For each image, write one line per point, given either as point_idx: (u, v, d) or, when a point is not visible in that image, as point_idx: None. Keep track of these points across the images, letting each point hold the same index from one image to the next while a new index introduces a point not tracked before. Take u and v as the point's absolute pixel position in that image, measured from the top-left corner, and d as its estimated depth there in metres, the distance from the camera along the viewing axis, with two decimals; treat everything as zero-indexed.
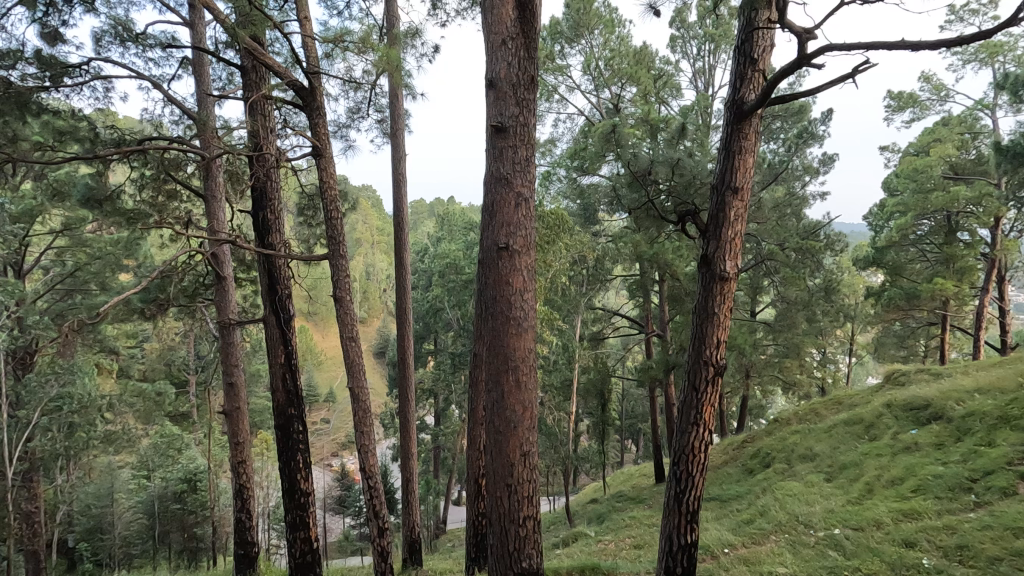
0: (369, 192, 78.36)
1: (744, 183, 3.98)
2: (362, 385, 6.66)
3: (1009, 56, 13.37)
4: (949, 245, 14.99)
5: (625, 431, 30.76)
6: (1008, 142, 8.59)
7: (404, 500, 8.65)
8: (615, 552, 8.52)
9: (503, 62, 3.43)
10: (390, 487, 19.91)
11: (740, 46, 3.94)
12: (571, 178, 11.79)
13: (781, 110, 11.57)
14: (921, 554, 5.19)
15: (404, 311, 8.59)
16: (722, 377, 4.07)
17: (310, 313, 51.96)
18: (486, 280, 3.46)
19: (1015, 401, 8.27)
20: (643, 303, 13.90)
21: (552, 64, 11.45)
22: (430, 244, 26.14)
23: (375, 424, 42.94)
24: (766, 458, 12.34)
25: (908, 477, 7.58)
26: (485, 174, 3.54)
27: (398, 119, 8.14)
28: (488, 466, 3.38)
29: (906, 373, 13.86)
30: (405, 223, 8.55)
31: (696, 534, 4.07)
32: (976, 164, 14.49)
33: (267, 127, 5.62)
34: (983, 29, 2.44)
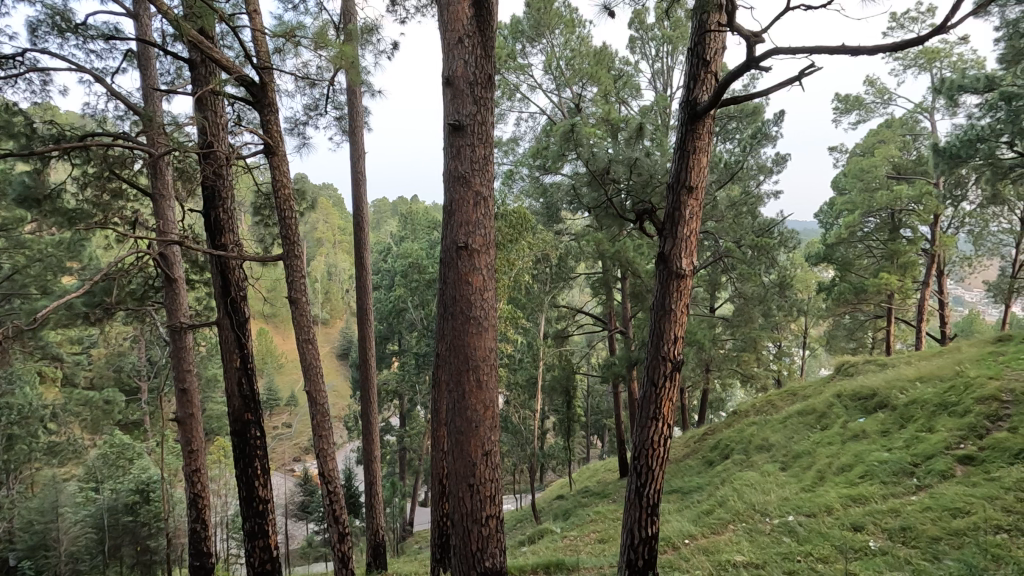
0: (331, 191, 76.85)
1: (698, 182, 4.08)
2: (321, 388, 6.49)
3: (945, 61, 14.12)
4: (894, 242, 15.76)
5: (590, 427, 31.18)
6: (945, 143, 9.04)
7: (367, 501, 8.52)
8: (579, 547, 8.62)
9: (460, 60, 3.40)
10: (353, 490, 19.58)
11: (692, 48, 4.01)
12: (534, 177, 11.80)
13: (735, 111, 11.89)
14: (868, 537, 5.43)
15: (366, 312, 8.41)
16: (680, 372, 4.15)
17: (269, 314, 50.59)
18: (446, 278, 3.44)
19: (951, 389, 8.77)
20: (606, 300, 14.05)
21: (513, 63, 11.38)
22: (394, 243, 25.82)
23: (339, 426, 42.01)
24: (725, 450, 12.67)
25: (857, 464, 7.92)
26: (444, 173, 3.52)
27: (357, 116, 8.00)
28: (450, 467, 3.35)
29: (855, 364, 14.48)
30: (365, 222, 8.40)
31: (656, 526, 4.14)
32: (917, 165, 15.37)
33: (218, 123, 5.41)
34: (917, 35, 2.53)
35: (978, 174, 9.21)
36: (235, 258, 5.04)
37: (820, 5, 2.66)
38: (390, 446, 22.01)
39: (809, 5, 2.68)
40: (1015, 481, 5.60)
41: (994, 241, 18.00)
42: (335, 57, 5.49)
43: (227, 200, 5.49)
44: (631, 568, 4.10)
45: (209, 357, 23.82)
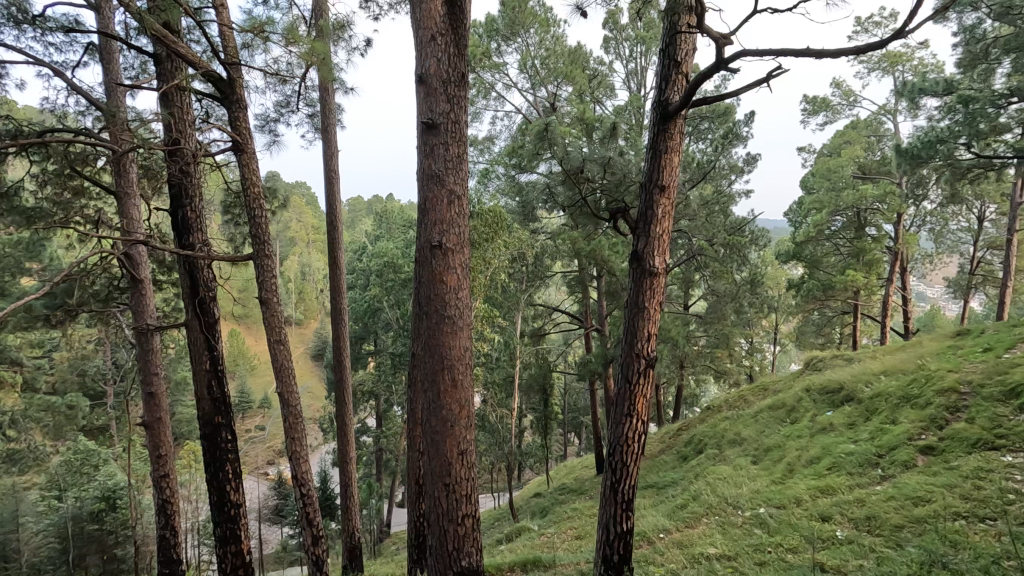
0: (303, 189, 75.56)
1: (670, 181, 4.13)
2: (293, 389, 6.39)
3: (907, 65, 14.59)
4: (860, 240, 16.22)
5: (567, 424, 31.39)
6: (908, 144, 9.32)
7: (343, 503, 8.42)
8: (557, 544, 8.68)
9: (433, 58, 3.38)
10: (328, 492, 19.32)
11: (665, 49, 4.06)
12: (510, 176, 11.80)
13: (708, 111, 12.06)
14: (835, 527, 5.59)
15: (341, 312, 8.31)
16: (654, 368, 4.21)
17: (240, 315, 49.51)
18: (421, 277, 3.42)
19: (913, 382, 9.10)
20: (582, 298, 14.14)
21: (488, 62, 11.32)
22: (368, 243, 25.53)
23: (314, 428, 41.42)
24: (698, 444, 12.89)
25: (824, 456, 8.15)
26: (417, 171, 3.49)
27: (330, 114, 7.89)
28: (426, 467, 3.34)
29: (823, 359, 14.88)
30: (339, 221, 8.29)
31: (631, 521, 4.19)
32: (881, 165, 15.86)
33: (185, 119, 5.27)
34: (878, 39, 2.59)
35: (937, 174, 9.55)
36: (204, 258, 4.91)
37: (785, 9, 2.71)
38: (366, 448, 21.79)
39: (776, 8, 2.72)
40: (972, 469, 5.83)
41: (954, 239, 18.70)
42: (306, 53, 5.39)
43: (195, 199, 5.36)
44: (607, 563, 4.15)
45: (177, 360, 23.23)
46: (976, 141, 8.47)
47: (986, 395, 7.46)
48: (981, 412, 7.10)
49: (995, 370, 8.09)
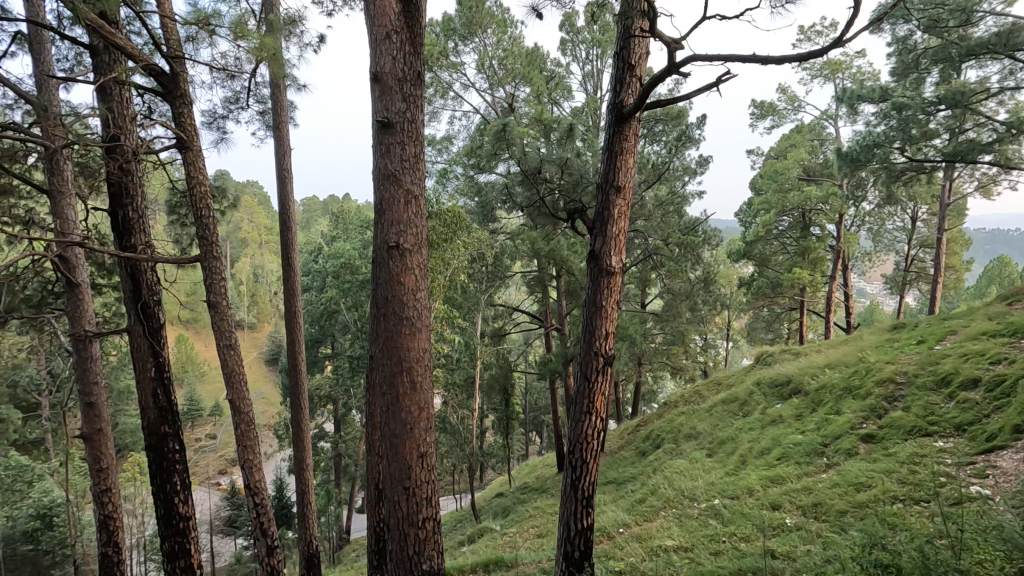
0: (255, 189, 73.14)
1: (625, 182, 4.21)
2: (245, 395, 6.16)
3: (846, 73, 15.34)
4: (805, 239, 16.95)
5: (528, 423, 31.55)
6: (848, 148, 9.78)
7: (300, 512, 8.17)
8: (519, 543, 8.71)
9: (387, 56, 3.32)
10: (284, 500, 18.76)
11: (619, 53, 4.13)
12: (468, 176, 11.72)
13: (661, 114, 12.33)
14: (784, 514, 5.82)
15: (295, 315, 8.08)
16: (612, 366, 4.27)
17: (188, 319, 47.47)
18: (377, 279, 3.36)
19: (855, 374, 9.58)
20: (541, 298, 14.23)
21: (445, 61, 11.20)
22: (324, 244, 24.95)
23: (269, 435, 40.15)
24: (655, 440, 13.19)
25: (774, 447, 8.48)
26: (373, 171, 3.43)
27: (282, 111, 7.66)
28: (385, 471, 3.28)
29: (772, 354, 15.47)
30: (292, 222, 8.05)
31: (591, 517, 4.23)
32: (823, 168, 16.63)
33: (125, 114, 5.00)
34: (820, 47, 2.70)
35: (874, 176, 10.08)
36: (148, 260, 4.68)
37: (734, 15, 2.78)
38: (324, 453, 21.28)
39: (724, 15, 2.80)
40: (908, 455, 6.17)
41: (890, 238, 19.78)
42: (256, 48, 5.21)
43: (137, 199, 5.10)
44: (568, 560, 4.18)
45: (120, 368, 22.08)
46: (909, 146, 9.00)
47: (920, 384, 7.93)
48: (916, 401, 7.55)
49: (927, 361, 8.60)
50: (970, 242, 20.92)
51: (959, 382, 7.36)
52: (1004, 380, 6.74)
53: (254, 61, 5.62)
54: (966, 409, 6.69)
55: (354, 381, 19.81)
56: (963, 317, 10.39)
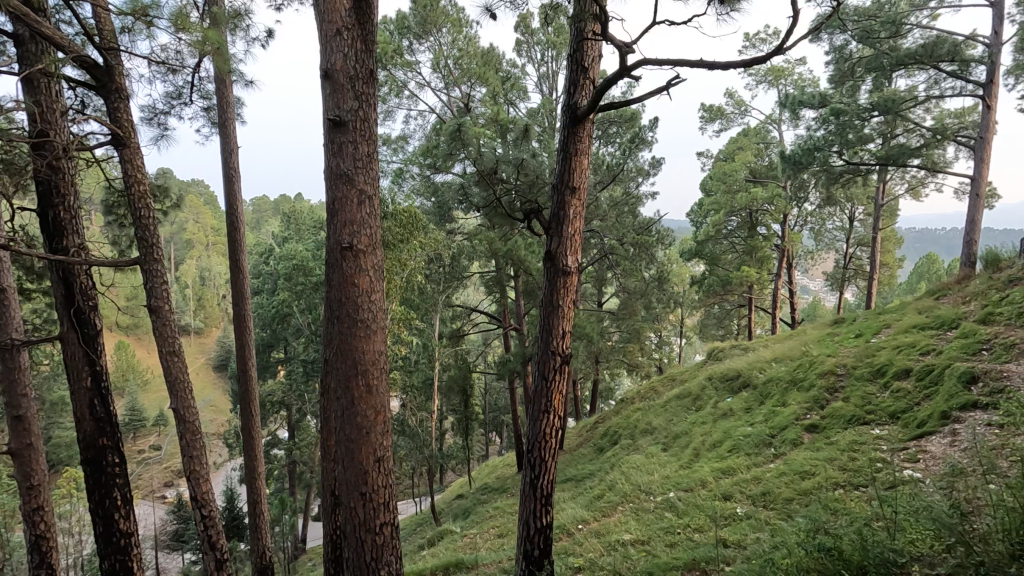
0: (200, 188, 70.23)
1: (580, 182, 4.26)
2: (190, 404, 5.89)
3: (789, 79, 16.04)
4: (752, 238, 17.60)
5: (488, 424, 31.54)
6: (791, 151, 10.11)
7: (252, 522, 7.87)
8: (480, 544, 8.70)
9: (338, 53, 3.23)
10: (235, 511, 18.06)
11: (573, 55, 4.17)
12: (424, 176, 11.57)
13: (615, 116, 12.52)
14: (735, 504, 6.03)
15: (245, 319, 7.78)
16: (569, 364, 4.31)
17: (129, 325, 45.06)
18: (330, 280, 3.28)
19: (799, 367, 10.04)
20: (500, 298, 14.24)
21: (399, 59, 11.03)
22: (275, 245, 24.17)
23: (218, 444, 38.59)
24: (613, 436, 13.42)
25: (725, 439, 8.77)
26: (324, 170, 3.33)
27: (228, 108, 7.37)
28: (340, 477, 3.20)
29: (723, 349, 15.99)
30: (241, 222, 7.75)
31: (550, 515, 4.26)
32: (768, 170, 17.33)
33: (55, 107, 4.69)
34: (762, 54, 2.80)
35: (815, 178, 10.58)
36: (82, 263, 4.41)
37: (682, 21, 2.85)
38: (277, 461, 20.63)
39: (672, 21, 2.87)
40: (848, 443, 6.51)
41: (830, 237, 20.80)
42: (199, 41, 5.00)
43: (69, 198, 4.80)
44: (528, 559, 4.19)
45: (52, 379, 20.73)
46: (846, 149, 9.51)
47: (858, 375, 8.38)
48: (855, 391, 7.97)
49: (864, 354, 9.08)
50: (902, 241, 22.24)
51: (892, 372, 7.83)
52: (933, 369, 7.21)
53: (197, 56, 5.39)
54: (898, 397, 7.12)
55: (309, 386, 19.28)
56: (895, 311, 11.03)
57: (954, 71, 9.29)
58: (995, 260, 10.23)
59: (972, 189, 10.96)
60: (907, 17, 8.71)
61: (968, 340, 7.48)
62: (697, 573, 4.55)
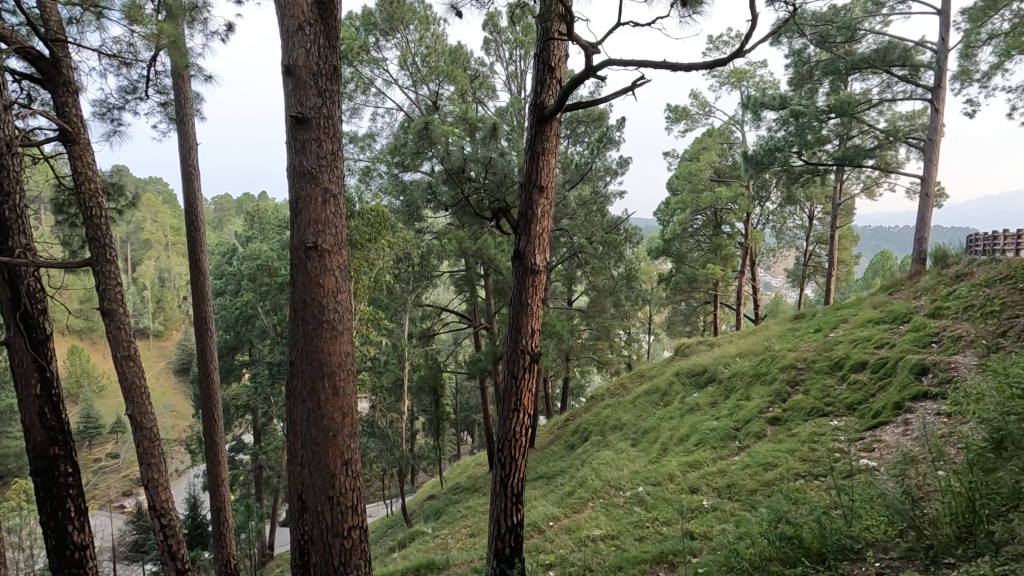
0: (158, 186, 67.92)
1: (548, 181, 4.27)
2: (147, 410, 5.67)
3: (750, 81, 16.44)
4: (717, 237, 18.01)
5: (459, 423, 31.46)
6: (753, 151, 10.29)
7: (215, 530, 7.62)
8: (451, 544, 8.67)
9: (301, 48, 3.12)
10: (198, 519, 17.54)
11: (539, 54, 4.18)
12: (392, 174, 11.36)
13: (583, 115, 12.61)
14: (701, 497, 6.17)
15: (206, 321, 7.53)
16: (538, 363, 4.33)
17: (82, 329, 43.24)
18: (294, 281, 3.18)
19: (761, 361, 10.34)
20: (470, 297, 14.19)
21: (366, 56, 10.85)
22: (239, 246, 23.55)
23: (180, 450, 37.39)
24: (583, 432, 13.54)
25: (692, 433, 8.95)
26: (287, 168, 3.24)
27: (185, 103, 7.12)
28: (306, 481, 3.12)
29: (690, 346, 16.30)
30: (200, 221, 7.49)
31: (521, 513, 4.27)
32: (732, 169, 17.73)
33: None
34: (722, 56, 2.85)
35: (776, 178, 10.85)
36: (29, 265, 4.19)
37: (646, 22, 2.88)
38: (242, 466, 20.12)
39: (636, 22, 2.91)
40: (808, 435, 6.73)
41: (790, 235, 21.27)
42: (153, 35, 4.83)
43: (14, 196, 4.55)
44: (499, 557, 4.19)
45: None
46: (805, 150, 9.80)
47: (817, 368, 8.66)
48: (814, 383, 8.25)
49: (823, 348, 9.40)
50: (857, 239, 23.07)
51: (849, 365, 8.12)
52: (886, 362, 7.51)
53: (152, 49, 5.20)
54: (855, 389, 7.39)
55: (275, 389, 18.84)
56: (852, 306, 11.46)
57: (905, 75, 9.74)
58: (944, 257, 10.72)
59: (921, 189, 11.46)
60: (860, 23, 9.15)
61: (919, 333, 7.81)
62: (665, 565, 4.64)
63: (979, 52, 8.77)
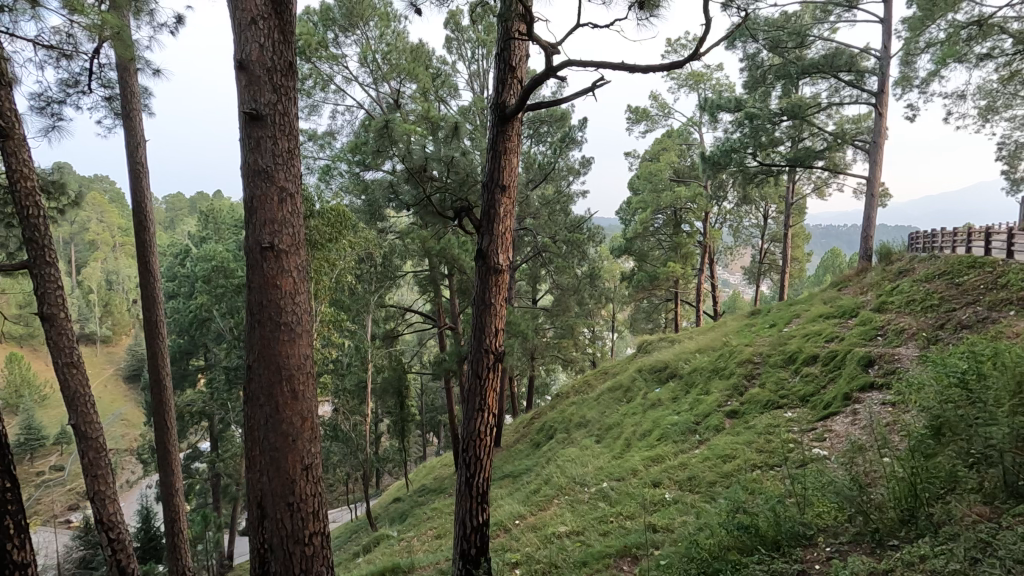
0: (105, 185, 64.85)
1: (510, 181, 4.27)
2: (92, 419, 5.39)
3: (707, 84, 16.88)
4: (677, 235, 18.40)
5: (425, 424, 31.20)
6: (711, 152, 10.55)
7: (169, 541, 7.30)
8: (417, 546, 8.59)
9: (254, 43, 2.97)
10: (152, 531, 16.82)
11: (500, 54, 4.16)
12: (354, 173, 10.87)
13: (546, 115, 12.67)
14: (663, 490, 6.29)
15: (157, 325, 7.20)
16: (502, 362, 4.33)
17: (21, 335, 40.86)
18: (250, 282, 3.05)
19: (719, 356, 10.63)
20: (434, 297, 14.07)
21: (325, 53, 10.61)
22: (193, 246, 22.71)
23: (132, 460, 35.77)
24: (549, 430, 13.61)
25: (654, 429, 9.13)
26: (241, 166, 3.10)
27: (132, 98, 6.81)
28: (264, 488, 3.00)
29: (652, 342, 16.61)
30: (150, 221, 7.17)
31: (486, 512, 4.26)
32: (690, 170, 18.16)
33: None
34: (678, 60, 2.90)
35: (732, 178, 11.15)
36: None
37: (605, 24, 2.90)
38: (199, 475, 19.41)
39: (595, 24, 2.92)
40: (764, 427, 6.95)
41: (745, 233, 21.93)
42: (96, 26, 4.60)
43: None
44: (465, 558, 4.17)
45: None
46: (759, 151, 10.11)
47: (772, 362, 8.97)
48: (770, 376, 8.54)
49: (777, 343, 9.73)
50: (808, 237, 24.00)
51: (802, 358, 8.42)
52: (836, 355, 7.85)
53: (96, 40, 4.95)
54: (808, 381, 7.69)
55: (233, 394, 18.25)
56: (804, 302, 11.90)
57: (851, 81, 10.17)
58: (888, 254, 11.26)
59: (868, 189, 12.00)
60: (810, 29, 9.53)
61: (866, 327, 8.18)
62: (629, 559, 4.72)
63: (917, 60, 9.25)
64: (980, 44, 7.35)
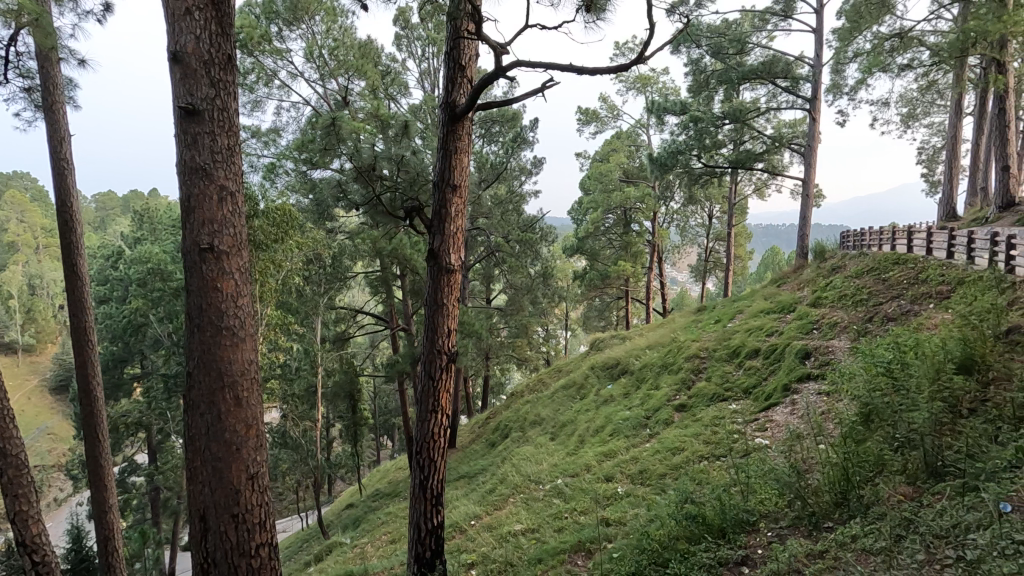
0: (25, 182, 60.30)
1: (461, 180, 4.24)
2: (11, 434, 4.94)
3: (654, 87, 17.33)
4: (627, 235, 18.80)
5: (379, 428, 30.62)
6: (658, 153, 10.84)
7: (103, 562, 6.83)
8: (371, 552, 8.42)
9: (189, 34, 2.81)
10: (84, 551, 15.77)
11: (449, 53, 4.12)
12: (300, 172, 10.48)
13: (497, 115, 12.67)
14: (616, 484, 6.42)
15: (86, 331, 6.71)
16: (455, 362, 4.30)
17: None
18: (188, 286, 2.89)
19: (668, 352, 10.94)
20: (386, 298, 13.83)
21: (268, 47, 10.25)
22: (126, 248, 21.44)
23: (60, 476, 33.42)
24: (504, 429, 13.63)
25: (606, 425, 9.30)
26: (176, 163, 2.93)
27: (54, 89, 6.34)
28: (206, 500, 2.85)
29: (604, 340, 16.90)
30: (76, 220, 6.68)
31: (441, 514, 4.22)
32: (639, 171, 18.59)
33: None
34: (625, 62, 2.95)
35: (679, 179, 11.49)
36: None
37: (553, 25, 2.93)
38: (135, 489, 18.34)
39: (543, 26, 2.95)
40: (710, 419, 7.19)
41: (692, 233, 22.65)
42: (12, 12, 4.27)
43: None
44: (419, 561, 4.11)
45: None
46: (704, 153, 10.45)
47: (717, 357, 9.30)
48: (716, 370, 8.86)
49: (722, 338, 10.10)
50: (750, 236, 25.06)
51: (745, 353, 8.78)
52: (776, 348, 8.23)
53: (13, 27, 4.59)
54: (750, 374, 8.02)
55: (172, 402, 17.35)
56: (747, 299, 12.40)
57: (787, 87, 10.69)
58: (822, 252, 11.89)
59: (803, 190, 12.63)
60: (749, 36, 9.94)
61: (803, 321, 8.61)
62: (583, 553, 4.78)
63: (846, 68, 9.82)
64: (901, 55, 7.88)
